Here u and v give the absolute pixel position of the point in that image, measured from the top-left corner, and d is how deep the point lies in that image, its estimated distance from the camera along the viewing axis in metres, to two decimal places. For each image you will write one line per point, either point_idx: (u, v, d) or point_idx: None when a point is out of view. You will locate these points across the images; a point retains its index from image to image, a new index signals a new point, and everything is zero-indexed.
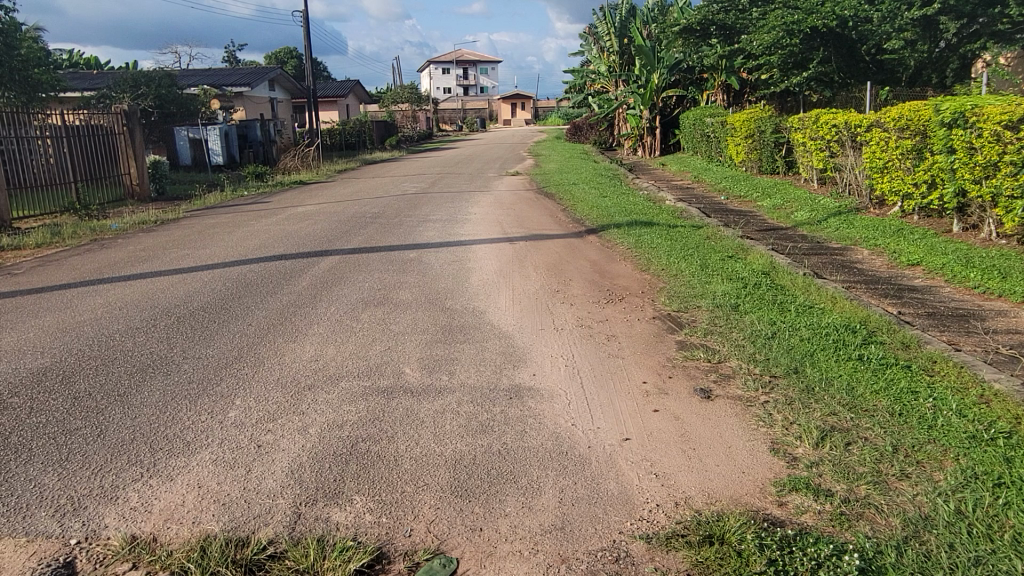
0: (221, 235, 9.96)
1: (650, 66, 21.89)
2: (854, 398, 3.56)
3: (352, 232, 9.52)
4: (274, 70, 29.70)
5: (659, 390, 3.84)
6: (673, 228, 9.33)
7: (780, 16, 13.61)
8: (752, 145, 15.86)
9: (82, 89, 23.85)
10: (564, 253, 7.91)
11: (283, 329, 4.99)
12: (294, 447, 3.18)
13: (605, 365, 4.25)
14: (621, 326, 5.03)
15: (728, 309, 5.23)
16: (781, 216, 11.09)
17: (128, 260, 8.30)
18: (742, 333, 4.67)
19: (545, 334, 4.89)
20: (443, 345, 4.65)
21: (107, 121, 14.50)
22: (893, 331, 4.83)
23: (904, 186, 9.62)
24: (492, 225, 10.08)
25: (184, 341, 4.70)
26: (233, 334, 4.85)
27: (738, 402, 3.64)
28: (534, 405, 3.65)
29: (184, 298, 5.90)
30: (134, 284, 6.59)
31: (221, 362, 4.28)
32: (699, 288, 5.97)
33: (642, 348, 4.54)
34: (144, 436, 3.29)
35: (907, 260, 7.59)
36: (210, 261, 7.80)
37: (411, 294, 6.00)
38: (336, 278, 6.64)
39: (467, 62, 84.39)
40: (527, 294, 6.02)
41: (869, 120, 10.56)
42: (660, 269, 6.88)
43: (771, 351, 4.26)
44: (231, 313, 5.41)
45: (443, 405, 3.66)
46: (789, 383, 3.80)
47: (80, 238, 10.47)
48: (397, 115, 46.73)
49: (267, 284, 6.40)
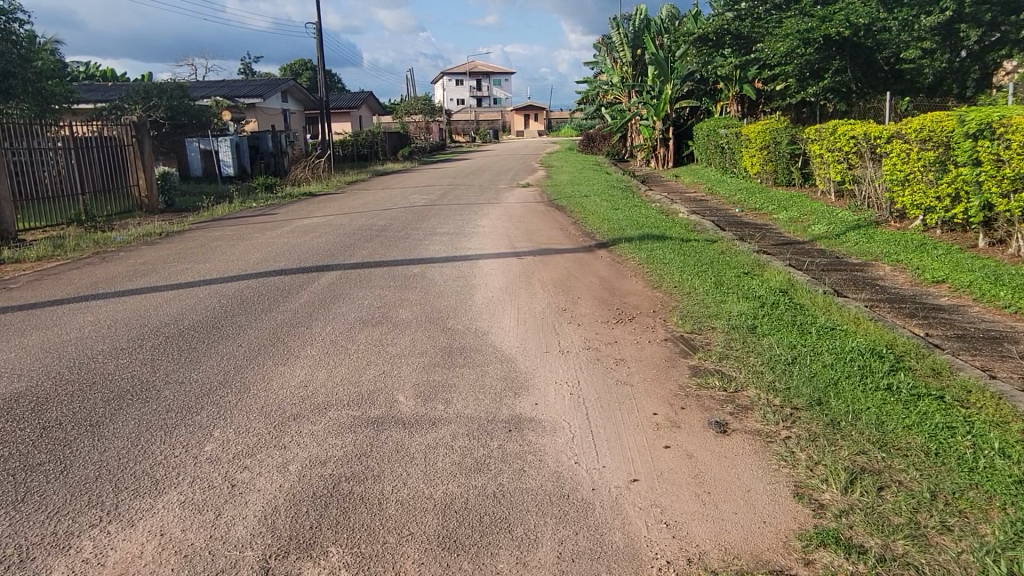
0: (223, 248, 9.76)
1: (663, 77, 21.61)
2: (884, 434, 3.26)
3: (357, 246, 9.29)
4: (286, 82, 29.75)
5: (670, 422, 3.55)
6: (686, 242, 9.04)
7: (793, 25, 13.48)
8: (767, 156, 15.57)
9: (96, 101, 23.93)
10: (572, 270, 7.63)
11: (274, 350, 4.74)
12: (270, 488, 2.92)
13: (613, 393, 3.97)
14: (630, 349, 4.75)
15: (745, 332, 4.94)
16: (798, 229, 10.78)
17: (127, 274, 8.10)
18: (760, 358, 4.37)
19: (550, 358, 4.60)
20: (441, 369, 4.38)
21: (116, 133, 14.37)
22: (922, 357, 4.52)
23: (926, 199, 9.30)
24: (500, 238, 9.86)
25: (169, 363, 4.46)
26: (222, 356, 4.61)
27: (757, 438, 3.35)
28: (534, 439, 3.38)
29: (176, 316, 5.67)
30: (128, 300, 6.39)
31: (206, 387, 4.03)
32: (714, 307, 5.67)
33: (653, 374, 4.25)
34: (110, 473, 3.04)
35: (931, 277, 7.26)
36: (209, 276, 7.58)
37: (411, 313, 5.75)
38: (336, 294, 6.40)
39: (480, 75, 84.66)
40: (533, 313, 5.75)
41: (889, 131, 10.24)
42: (672, 286, 6.60)
43: (792, 379, 3.96)
44: (223, 332, 5.18)
45: (437, 438, 3.39)
46: (813, 416, 3.49)
47: (83, 250, 10.31)
48: (410, 127, 46.83)
49: (263, 300, 6.17)
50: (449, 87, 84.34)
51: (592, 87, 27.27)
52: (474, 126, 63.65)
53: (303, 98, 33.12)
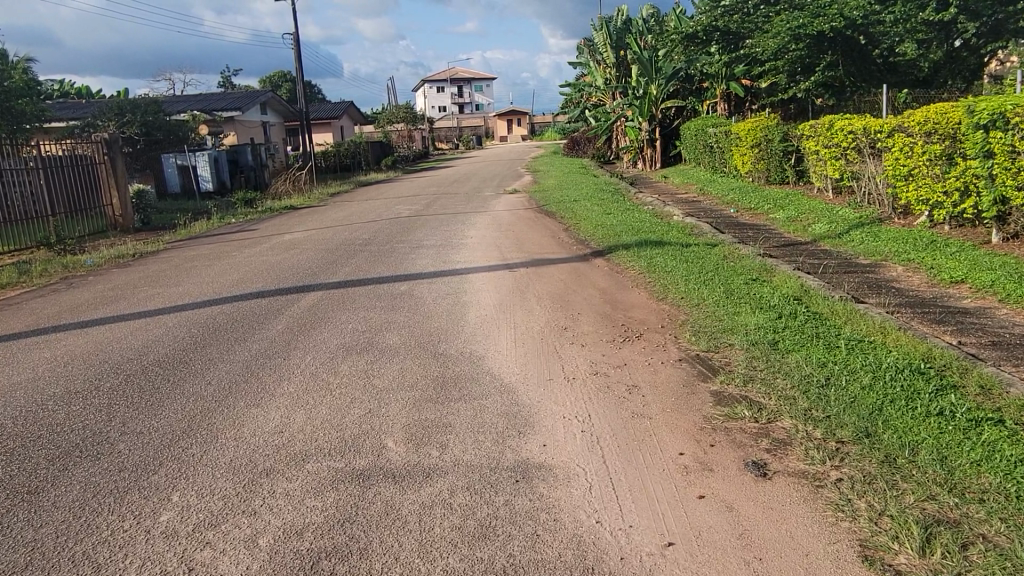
0: (199, 270, 9.21)
1: (648, 77, 21.20)
2: (950, 473, 2.83)
3: (341, 263, 8.79)
4: (264, 94, 29.21)
5: (701, 465, 3.09)
6: (686, 248, 8.61)
7: (785, 20, 13.00)
8: (758, 154, 15.17)
9: (68, 119, 23.28)
10: (569, 282, 7.17)
11: (247, 389, 4.22)
12: (236, 572, 2.42)
13: (630, 429, 3.50)
14: (642, 373, 4.29)
15: (767, 348, 4.50)
16: (798, 229, 10.39)
17: (93, 301, 7.55)
18: (790, 380, 3.93)
19: (554, 387, 4.13)
20: (433, 405, 3.89)
21: (88, 151, 13.73)
22: (965, 370, 4.09)
23: (932, 194, 8.93)
24: (489, 249, 9.40)
25: (127, 409, 3.95)
26: (190, 398, 4.10)
27: (803, 481, 2.90)
28: (546, 492, 2.90)
29: (140, 350, 5.16)
30: (93, 331, 5.87)
31: (167, 439, 3.51)
32: (728, 320, 5.22)
33: (673, 404, 3.79)
34: (43, 558, 2.53)
35: (949, 277, 6.86)
36: (181, 301, 7.07)
37: (399, 338, 5.26)
38: (318, 319, 5.89)
39: (461, 82, 84.40)
40: (531, 333, 5.28)
41: (890, 124, 9.88)
42: (678, 296, 6.16)
43: (831, 406, 3.52)
44: (192, 368, 4.66)
45: (433, 494, 2.90)
46: (864, 452, 3.05)
47: (51, 276, 9.73)
48: (393, 136, 46.35)
49: (238, 328, 5.67)
50: (430, 95, 83.89)
51: (576, 90, 26.84)
52: (457, 133, 63.18)
53: (282, 109, 32.47)
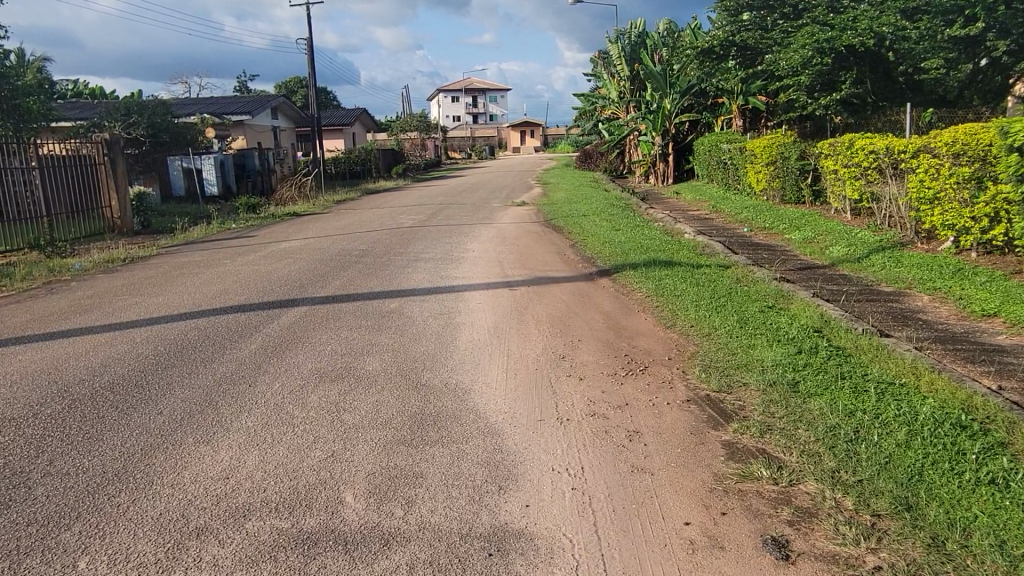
0: (186, 278, 8.80)
1: (662, 91, 20.85)
2: (1014, 566, 2.32)
3: (333, 275, 8.35)
4: (275, 99, 28.92)
5: (711, 540, 2.60)
6: (696, 269, 8.14)
7: (810, 33, 12.50)
8: (773, 171, 14.67)
9: (75, 119, 23.04)
10: (571, 304, 6.69)
11: (199, 422, 3.78)
12: None
13: (628, 489, 3.02)
14: (645, 417, 3.80)
15: (787, 392, 3.99)
16: (814, 252, 9.87)
17: (69, 309, 7.15)
18: (813, 432, 3.44)
19: (546, 430, 3.66)
20: (405, 450, 3.42)
21: (86, 151, 13.34)
22: (1012, 422, 3.58)
23: (959, 219, 8.41)
24: (491, 264, 8.96)
25: (60, 442, 3.53)
26: (135, 431, 3.67)
27: (833, 568, 2.41)
28: (522, 572, 2.43)
29: (97, 369, 4.73)
30: (51, 345, 5.43)
31: (94, 483, 3.09)
32: (743, 355, 4.74)
33: (679, 457, 3.29)
34: None
35: (980, 309, 6.33)
36: (156, 313, 6.64)
37: (381, 363, 4.80)
38: (294, 338, 5.44)
39: (476, 92, 84.36)
40: (524, 362, 4.82)
41: (915, 144, 9.36)
42: (688, 324, 5.67)
43: (863, 469, 3.02)
44: (145, 393, 4.23)
45: (388, 571, 2.43)
46: (906, 532, 2.56)
47: (34, 281, 9.32)
48: (406, 144, 46.09)
49: (207, 347, 5.23)
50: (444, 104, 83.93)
51: (589, 101, 26.41)
52: (470, 144, 63.01)
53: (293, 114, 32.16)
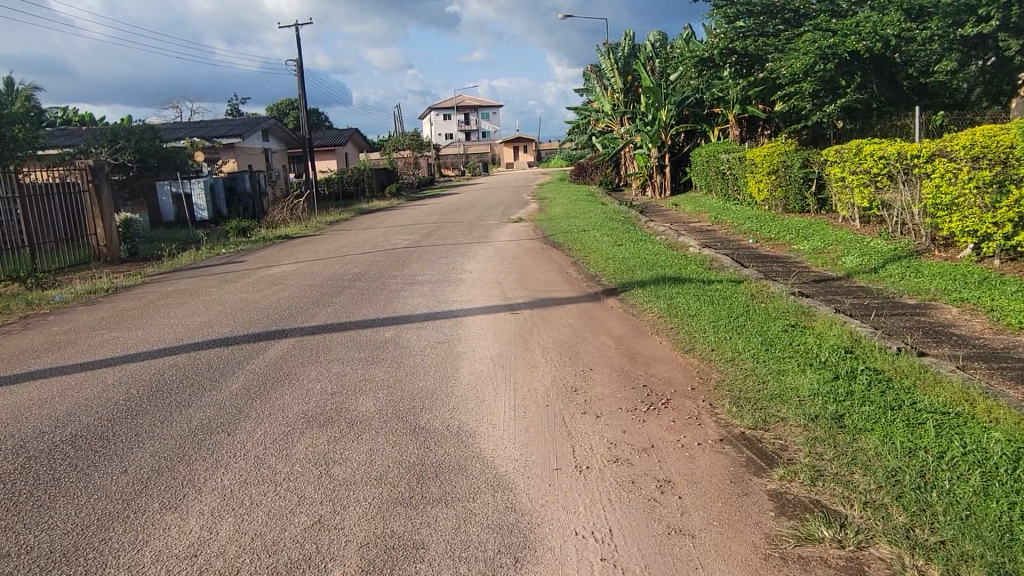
0: (170, 309, 8.33)
1: (657, 103, 20.47)
2: None
3: (324, 302, 7.88)
4: (265, 121, 28.51)
5: None
6: (708, 286, 7.69)
7: (811, 39, 12.10)
8: (776, 181, 14.29)
9: (62, 147, 22.59)
10: (578, 328, 6.24)
11: (168, 482, 3.31)
12: None
13: (667, 558, 2.56)
14: (677, 462, 3.35)
15: (834, 428, 3.54)
16: (827, 264, 9.45)
17: (45, 347, 6.68)
18: (874, 476, 2.99)
19: (564, 482, 3.20)
20: (403, 513, 2.95)
21: (69, 178, 12.85)
22: None
23: (980, 226, 7.99)
24: (490, 286, 8.53)
25: (7, 513, 3.07)
26: (93, 495, 3.20)
27: None
28: None
29: (62, 419, 4.25)
30: (15, 391, 4.95)
31: (36, 568, 2.62)
32: (774, 383, 4.29)
33: (722, 514, 2.84)
34: None
35: (1018, 321, 5.90)
36: (133, 349, 6.16)
37: (375, 404, 4.33)
38: (281, 376, 4.97)
39: (468, 109, 84.29)
40: (534, 398, 4.36)
41: (929, 148, 8.91)
42: (709, 348, 5.22)
43: (946, 526, 2.57)
44: (112, 446, 3.77)
45: None
46: None
47: (11, 316, 8.85)
48: (400, 163, 45.81)
49: (185, 388, 4.77)
50: (436, 122, 83.90)
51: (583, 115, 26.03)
52: (464, 161, 62.85)
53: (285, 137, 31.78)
